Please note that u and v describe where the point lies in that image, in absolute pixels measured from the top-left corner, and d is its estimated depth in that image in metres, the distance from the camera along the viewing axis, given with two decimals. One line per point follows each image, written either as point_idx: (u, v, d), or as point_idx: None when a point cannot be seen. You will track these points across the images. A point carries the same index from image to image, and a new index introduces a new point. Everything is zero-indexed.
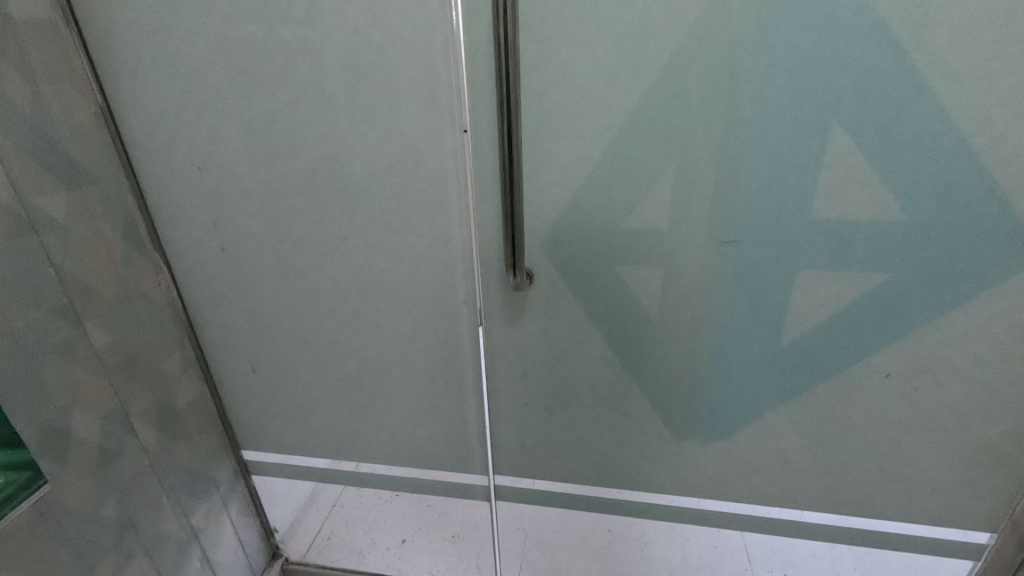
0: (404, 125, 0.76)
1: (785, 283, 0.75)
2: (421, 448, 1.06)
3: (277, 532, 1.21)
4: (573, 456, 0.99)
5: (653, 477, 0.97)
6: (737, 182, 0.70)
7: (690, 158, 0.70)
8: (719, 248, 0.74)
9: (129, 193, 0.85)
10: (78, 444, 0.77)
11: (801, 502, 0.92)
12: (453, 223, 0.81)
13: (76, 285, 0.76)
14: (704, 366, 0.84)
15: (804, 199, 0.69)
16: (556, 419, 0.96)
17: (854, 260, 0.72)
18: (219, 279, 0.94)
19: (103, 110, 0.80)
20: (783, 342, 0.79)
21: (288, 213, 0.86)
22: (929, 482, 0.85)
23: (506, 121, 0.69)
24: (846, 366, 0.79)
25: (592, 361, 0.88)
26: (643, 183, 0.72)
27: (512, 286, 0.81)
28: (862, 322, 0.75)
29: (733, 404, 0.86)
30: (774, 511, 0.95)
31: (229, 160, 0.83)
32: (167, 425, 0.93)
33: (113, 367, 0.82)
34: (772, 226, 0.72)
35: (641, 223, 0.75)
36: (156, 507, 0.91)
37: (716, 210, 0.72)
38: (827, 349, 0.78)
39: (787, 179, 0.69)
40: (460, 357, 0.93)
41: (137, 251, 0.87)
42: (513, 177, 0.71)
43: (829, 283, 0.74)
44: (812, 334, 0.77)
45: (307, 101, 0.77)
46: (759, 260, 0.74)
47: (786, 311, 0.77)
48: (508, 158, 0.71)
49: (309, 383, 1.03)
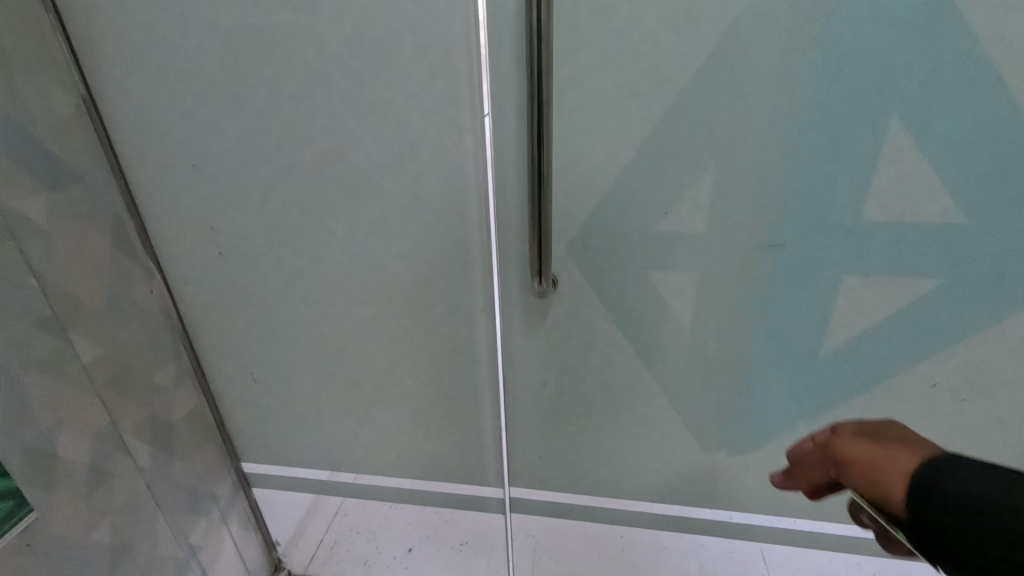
0: (418, 119, 0.70)
1: (829, 289, 0.70)
2: (433, 458, 1.01)
3: (280, 544, 1.12)
4: (594, 466, 0.95)
5: (677, 486, 0.94)
6: (783, 182, 0.65)
7: (733, 156, 0.64)
8: (760, 253, 0.69)
9: (116, 192, 0.78)
10: (67, 466, 0.71)
11: (828, 509, 0.90)
12: (472, 226, 0.76)
13: (60, 294, 0.70)
14: (738, 375, 0.80)
15: (853, 201, 0.65)
16: (577, 428, 0.91)
17: (903, 265, 0.67)
18: (216, 285, 0.87)
19: (84, 100, 0.73)
20: (823, 351, 0.75)
21: (291, 214, 0.79)
22: None
23: (537, 120, 0.63)
24: (890, 374, 0.75)
25: (618, 370, 0.84)
26: (680, 183, 0.67)
27: (535, 292, 0.76)
28: (908, 330, 0.71)
29: (765, 413, 0.82)
30: (795, 522, 0.94)
31: (227, 157, 0.76)
32: (163, 441, 0.87)
33: (103, 381, 0.76)
34: (817, 229, 0.67)
35: (676, 226, 0.70)
36: (152, 529, 0.85)
37: (759, 212, 0.67)
38: (869, 359, 0.74)
39: (836, 180, 0.64)
40: (476, 365, 0.88)
41: (127, 256, 0.81)
42: (542, 181, 0.65)
43: (875, 289, 0.69)
44: (854, 343, 0.73)
45: (313, 93, 0.70)
46: (801, 265, 0.69)
47: (831, 318, 0.72)
48: (537, 160, 0.64)
49: (314, 393, 0.97)
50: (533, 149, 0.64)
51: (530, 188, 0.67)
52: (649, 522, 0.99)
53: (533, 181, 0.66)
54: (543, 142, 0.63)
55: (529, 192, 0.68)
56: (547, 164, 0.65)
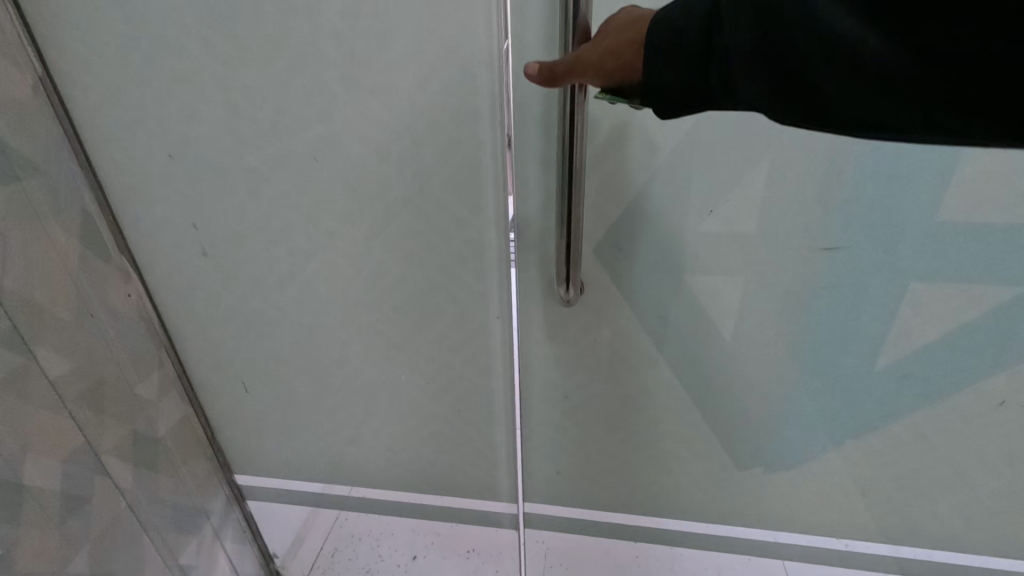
0: (428, 104, 0.61)
1: (892, 297, 0.65)
2: (441, 471, 0.95)
3: (277, 558, 1.02)
4: (614, 481, 0.89)
5: (702, 502, 0.89)
6: (852, 182, 0.59)
7: (794, 148, 0.57)
8: (817, 256, 0.64)
9: (83, 185, 0.69)
10: (36, 494, 0.64)
11: (860, 527, 0.85)
12: (487, 226, 0.67)
13: (19, 304, 0.62)
14: (789, 388, 0.75)
15: (927, 204, 0.59)
16: (598, 442, 0.85)
17: (977, 273, 0.62)
18: (200, 289, 0.79)
19: (42, 80, 0.64)
20: (882, 361, 0.70)
21: (284, 212, 0.71)
22: (1011, 507, 0.78)
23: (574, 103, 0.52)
24: (955, 389, 0.70)
25: (645, 382, 0.77)
26: (729, 178, 0.60)
27: (561, 301, 0.67)
28: (978, 342, 0.66)
29: (812, 427, 0.78)
30: (822, 540, 0.88)
31: (209, 146, 0.67)
32: (148, 458, 0.79)
33: (74, 398, 0.69)
34: (882, 231, 0.61)
35: (722, 226, 0.63)
36: (136, 554, 0.77)
37: (819, 215, 0.61)
38: (930, 370, 0.69)
39: (908, 180, 0.58)
40: (491, 376, 0.81)
41: (98, 257, 0.72)
42: (574, 177, 0.56)
43: (944, 298, 0.64)
44: (916, 353, 0.68)
45: (307, 74, 0.61)
46: (862, 270, 0.64)
47: (892, 328, 0.67)
48: (569, 153, 0.55)
49: (312, 404, 0.90)
50: (565, 139, 0.55)
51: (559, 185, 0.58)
52: (669, 539, 0.93)
53: (564, 176, 0.57)
54: (576, 131, 0.53)
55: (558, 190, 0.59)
56: (581, 157, 0.55)
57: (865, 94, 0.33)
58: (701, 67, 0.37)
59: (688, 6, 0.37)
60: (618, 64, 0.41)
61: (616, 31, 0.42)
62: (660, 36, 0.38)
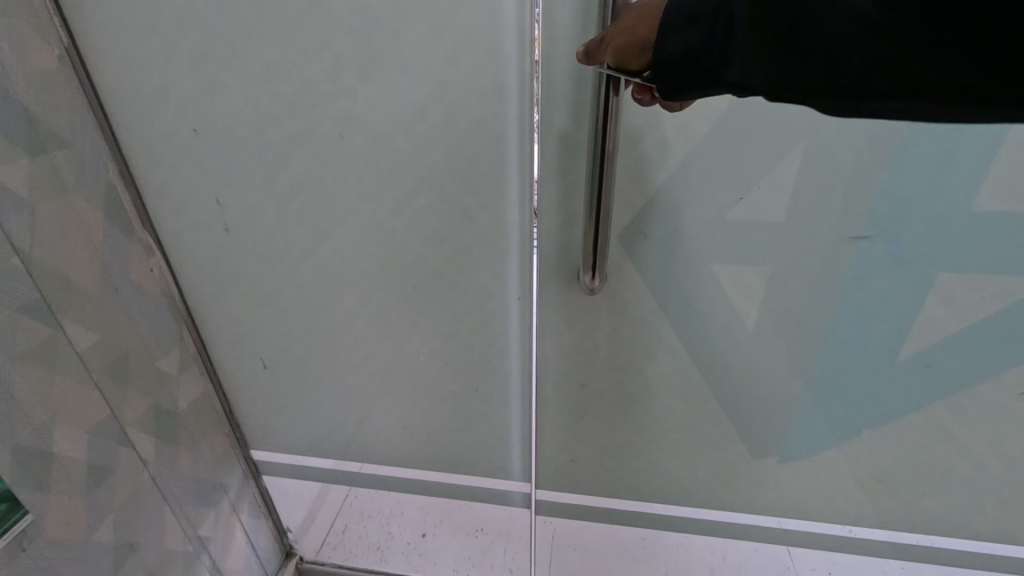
0: (456, 80, 0.60)
1: (921, 289, 0.66)
2: (454, 452, 0.96)
3: (290, 531, 1.10)
4: (623, 461, 0.91)
5: (705, 480, 0.92)
6: (887, 174, 0.59)
7: (831, 136, 0.57)
8: (847, 245, 0.64)
9: (108, 159, 0.69)
10: (64, 463, 0.65)
11: (856, 506, 0.89)
12: (510, 207, 0.67)
13: (51, 275, 0.61)
14: (810, 374, 0.77)
15: (962, 199, 0.59)
16: (613, 424, 0.86)
17: (1007, 268, 0.63)
18: (222, 264, 0.79)
19: (68, 51, 0.63)
20: (905, 351, 0.72)
21: (307, 190, 0.71)
22: (998, 481, 0.82)
23: (609, 86, 0.52)
24: (978, 379, 0.73)
25: (659, 364, 0.78)
26: (759, 168, 0.60)
27: (584, 289, 0.69)
28: (1000, 335, 0.68)
29: (832, 412, 0.80)
30: (816, 528, 0.93)
31: (233, 121, 0.67)
32: (167, 430, 0.80)
33: (100, 370, 0.69)
34: (914, 224, 0.62)
35: (751, 214, 0.63)
36: (158, 521, 0.79)
37: (852, 205, 0.61)
38: (950, 360, 0.72)
39: (943, 175, 0.58)
40: (508, 359, 0.82)
41: (123, 231, 0.72)
42: (604, 162, 0.56)
43: (972, 289, 0.65)
44: (938, 345, 0.71)
45: (334, 48, 0.61)
46: (889, 261, 0.65)
47: (918, 319, 0.69)
48: (601, 137, 0.55)
49: (330, 383, 0.91)
50: (598, 122, 0.55)
51: (590, 169, 0.58)
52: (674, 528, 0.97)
53: (595, 162, 0.57)
54: (609, 114, 0.53)
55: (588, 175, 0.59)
56: (613, 141, 0.55)
57: (860, 73, 0.37)
58: (710, 44, 0.40)
59: None
60: (629, 42, 0.46)
61: (635, 12, 0.45)
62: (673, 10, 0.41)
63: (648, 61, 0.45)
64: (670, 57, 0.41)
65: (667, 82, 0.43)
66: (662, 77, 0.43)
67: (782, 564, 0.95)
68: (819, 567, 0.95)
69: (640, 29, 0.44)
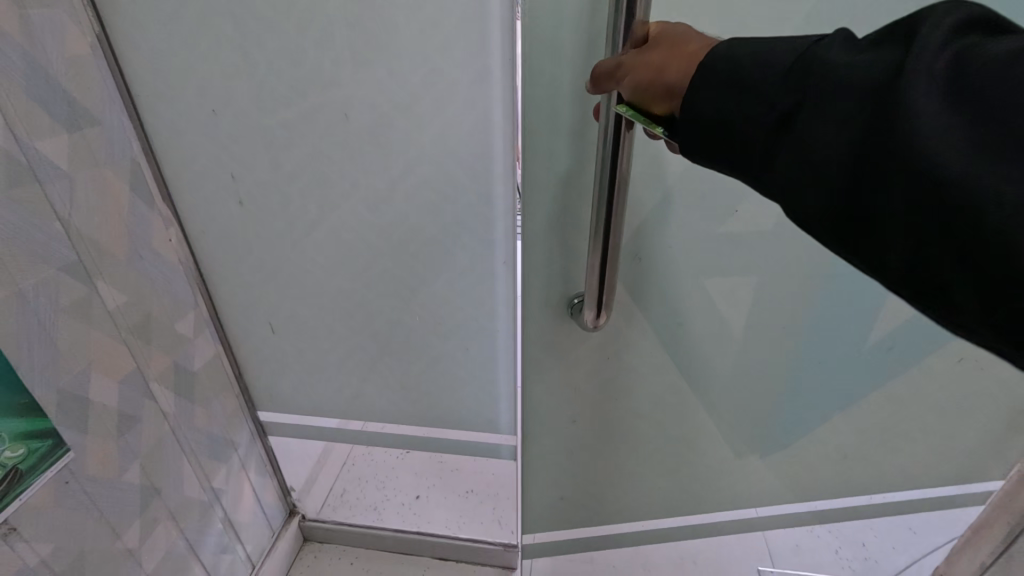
0: (449, 67, 0.69)
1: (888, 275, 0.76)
2: (448, 411, 1.06)
3: (294, 491, 1.24)
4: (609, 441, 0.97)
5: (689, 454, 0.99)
6: None
7: None
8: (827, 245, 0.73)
9: (133, 138, 0.76)
10: (99, 409, 0.73)
11: (814, 460, 1.00)
12: (496, 180, 0.76)
13: (87, 240, 0.69)
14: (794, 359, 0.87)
15: None
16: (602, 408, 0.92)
17: None
18: (235, 235, 0.87)
19: (98, 39, 0.69)
20: (874, 335, 0.83)
21: (315, 168, 0.80)
22: (923, 427, 0.95)
23: (621, 121, 0.54)
24: (929, 352, 0.85)
25: (645, 350, 0.84)
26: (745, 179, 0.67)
27: (587, 327, 0.72)
28: None
29: (812, 389, 0.91)
30: (782, 509, 1.07)
31: (248, 104, 0.75)
32: (184, 387, 0.88)
33: (129, 328, 0.77)
34: None
35: (743, 224, 0.71)
36: (178, 470, 0.88)
37: None
38: (911, 338, 0.83)
39: None
40: (496, 321, 0.91)
41: (146, 202, 0.79)
42: (614, 188, 0.58)
43: None
44: (900, 328, 0.82)
45: (341, 39, 0.69)
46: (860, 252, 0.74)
47: (885, 306, 0.79)
48: (613, 167, 0.57)
49: (334, 348, 0.99)
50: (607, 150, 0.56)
51: (602, 200, 0.59)
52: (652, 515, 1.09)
53: (604, 185, 0.58)
54: (621, 146, 0.55)
55: (598, 205, 0.60)
56: (624, 169, 0.57)
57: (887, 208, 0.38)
58: (767, 113, 0.43)
59: (770, 69, 0.44)
60: (654, 83, 0.49)
61: (661, 54, 0.49)
62: (720, 74, 0.45)
63: (673, 105, 0.49)
64: (704, 117, 0.46)
65: (694, 143, 0.48)
66: (681, 131, 0.48)
67: (759, 539, 1.12)
68: (789, 534, 1.11)
69: (671, 74, 0.48)
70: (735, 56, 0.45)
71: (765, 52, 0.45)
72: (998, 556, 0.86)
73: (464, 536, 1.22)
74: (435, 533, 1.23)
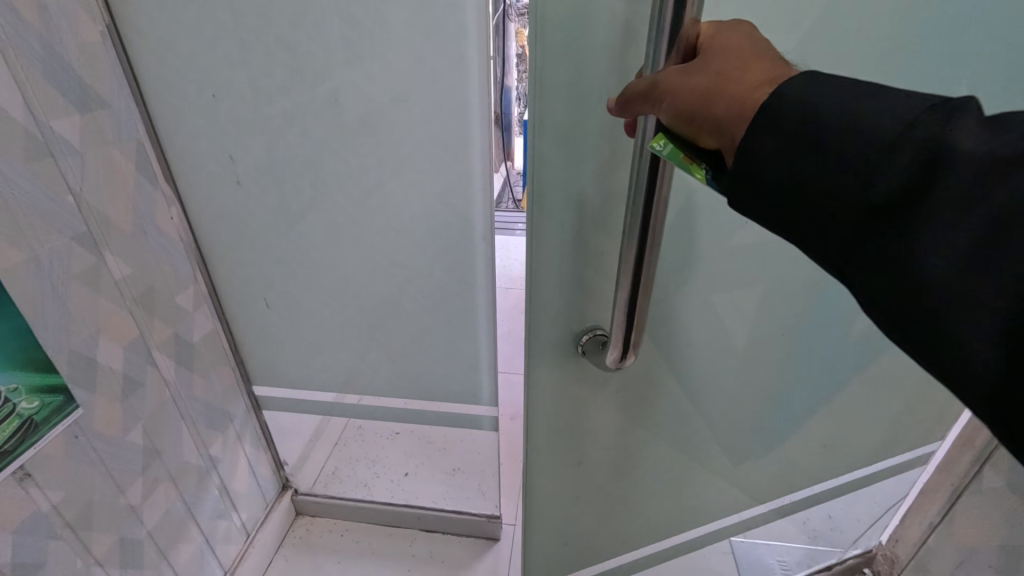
0: (429, 56, 0.75)
1: None
2: (429, 381, 1.11)
3: (287, 465, 1.29)
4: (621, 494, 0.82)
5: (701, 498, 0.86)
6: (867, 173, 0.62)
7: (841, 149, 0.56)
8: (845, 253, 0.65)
9: (138, 123, 0.82)
10: (106, 370, 0.78)
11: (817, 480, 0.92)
12: (474, 162, 0.83)
13: (96, 214, 0.75)
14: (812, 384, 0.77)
15: None
16: (615, 458, 0.77)
17: None
18: (232, 213, 0.93)
19: (109, 28, 0.75)
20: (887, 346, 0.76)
21: (305, 150, 0.86)
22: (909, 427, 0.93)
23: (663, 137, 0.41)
24: None
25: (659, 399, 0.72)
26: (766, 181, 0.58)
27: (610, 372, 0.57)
28: None
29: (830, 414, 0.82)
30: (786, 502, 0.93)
31: (245, 89, 0.81)
32: (183, 356, 0.94)
33: (133, 297, 0.83)
34: None
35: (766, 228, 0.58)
36: (177, 436, 0.94)
37: None
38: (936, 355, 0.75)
39: None
40: (476, 294, 0.97)
41: (149, 182, 0.85)
42: (650, 213, 0.45)
43: None
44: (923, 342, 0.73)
45: (332, 30, 0.75)
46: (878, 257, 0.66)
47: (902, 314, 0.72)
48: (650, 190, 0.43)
49: (326, 322, 1.05)
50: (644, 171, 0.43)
51: (638, 230, 0.45)
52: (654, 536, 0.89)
53: (639, 208, 0.44)
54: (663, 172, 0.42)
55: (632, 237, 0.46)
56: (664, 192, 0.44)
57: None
58: (866, 196, 0.34)
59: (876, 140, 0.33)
60: (702, 116, 0.38)
61: (714, 79, 0.37)
62: (795, 123, 0.36)
63: (725, 142, 0.38)
64: (765, 178, 0.37)
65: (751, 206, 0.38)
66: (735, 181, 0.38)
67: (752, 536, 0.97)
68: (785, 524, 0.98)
69: (722, 108, 0.37)
70: (817, 106, 0.35)
71: (863, 107, 0.34)
72: (942, 517, 0.98)
73: (450, 508, 1.29)
74: (422, 505, 1.30)
